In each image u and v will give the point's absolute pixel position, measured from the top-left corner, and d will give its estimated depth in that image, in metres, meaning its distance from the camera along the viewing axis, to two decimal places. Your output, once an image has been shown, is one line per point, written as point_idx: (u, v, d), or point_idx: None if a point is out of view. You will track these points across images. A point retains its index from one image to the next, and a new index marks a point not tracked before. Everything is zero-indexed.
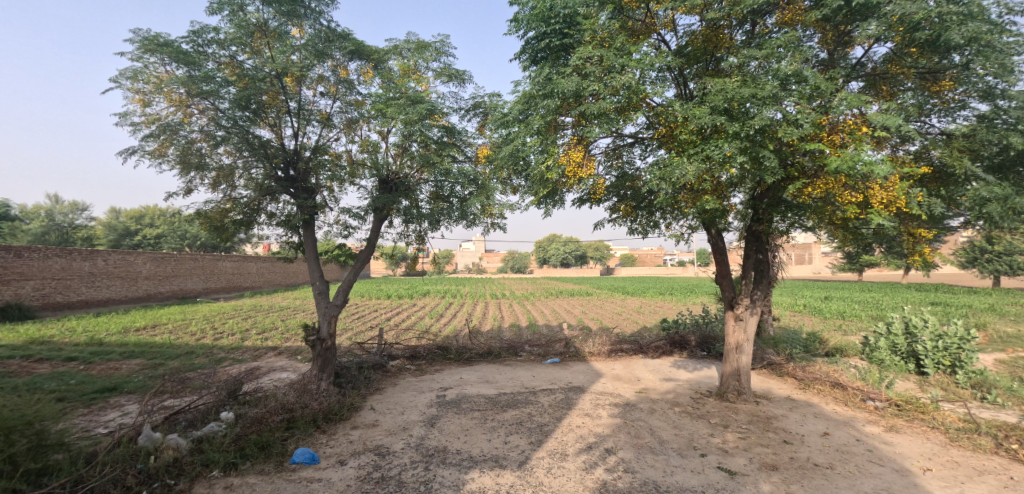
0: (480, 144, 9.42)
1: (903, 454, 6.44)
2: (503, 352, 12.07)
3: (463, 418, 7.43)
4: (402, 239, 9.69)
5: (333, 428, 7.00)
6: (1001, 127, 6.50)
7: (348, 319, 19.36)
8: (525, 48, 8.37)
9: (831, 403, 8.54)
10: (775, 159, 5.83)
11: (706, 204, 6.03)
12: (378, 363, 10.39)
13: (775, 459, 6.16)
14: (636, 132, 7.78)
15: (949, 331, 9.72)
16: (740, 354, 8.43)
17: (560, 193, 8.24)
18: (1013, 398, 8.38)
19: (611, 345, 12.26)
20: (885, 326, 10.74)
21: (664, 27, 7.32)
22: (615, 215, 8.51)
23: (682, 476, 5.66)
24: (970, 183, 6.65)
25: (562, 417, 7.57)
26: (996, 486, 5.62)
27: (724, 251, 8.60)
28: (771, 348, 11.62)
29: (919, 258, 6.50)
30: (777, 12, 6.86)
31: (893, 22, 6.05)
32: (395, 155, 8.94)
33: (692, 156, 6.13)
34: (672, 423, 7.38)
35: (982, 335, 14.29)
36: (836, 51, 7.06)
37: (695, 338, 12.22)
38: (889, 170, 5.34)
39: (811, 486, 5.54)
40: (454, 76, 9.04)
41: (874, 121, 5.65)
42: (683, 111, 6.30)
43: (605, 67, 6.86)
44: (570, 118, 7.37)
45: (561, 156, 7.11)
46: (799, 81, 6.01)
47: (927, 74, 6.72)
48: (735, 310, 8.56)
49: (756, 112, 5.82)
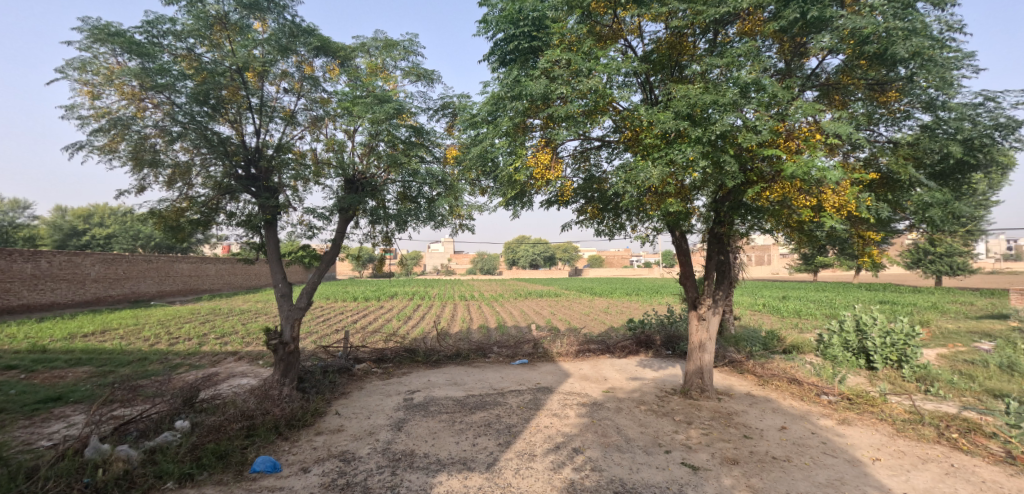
0: (448, 144, 9.38)
1: (854, 445, 6.75)
2: (471, 354, 12.03)
3: (431, 421, 7.37)
4: (369, 239, 9.54)
5: (296, 435, 6.82)
6: (943, 136, 6.87)
7: (313, 321, 19.35)
8: (494, 50, 8.36)
9: (789, 398, 8.87)
10: (735, 164, 6.01)
11: (669, 206, 6.20)
12: (343, 366, 10.19)
13: (736, 454, 6.35)
14: (604, 136, 7.91)
15: (896, 328, 10.24)
16: (703, 353, 8.65)
17: (528, 195, 8.30)
18: (952, 390, 8.91)
19: (579, 345, 12.41)
20: (838, 323, 11.23)
21: (631, 33, 7.49)
22: (583, 217, 8.62)
23: (647, 473, 5.77)
24: (914, 189, 7.04)
25: (530, 418, 7.60)
26: (937, 473, 5.96)
27: (687, 253, 8.82)
28: (732, 346, 11.98)
29: (869, 259, 6.87)
30: (738, 22, 7.11)
31: (844, 36, 6.34)
32: (361, 154, 8.78)
33: (657, 160, 6.23)
34: (638, 421, 7.51)
35: (925, 331, 15.15)
36: (793, 61, 7.37)
37: (661, 338, 12.48)
38: (841, 176, 5.57)
39: (770, 478, 5.74)
40: (423, 76, 8.97)
41: (827, 129, 5.89)
42: (648, 116, 6.45)
43: (572, 71, 6.92)
44: (539, 120, 7.43)
45: (529, 158, 7.16)
46: (758, 89, 6.19)
47: (876, 85, 7.09)
48: (698, 310, 8.78)
49: (718, 118, 5.97)
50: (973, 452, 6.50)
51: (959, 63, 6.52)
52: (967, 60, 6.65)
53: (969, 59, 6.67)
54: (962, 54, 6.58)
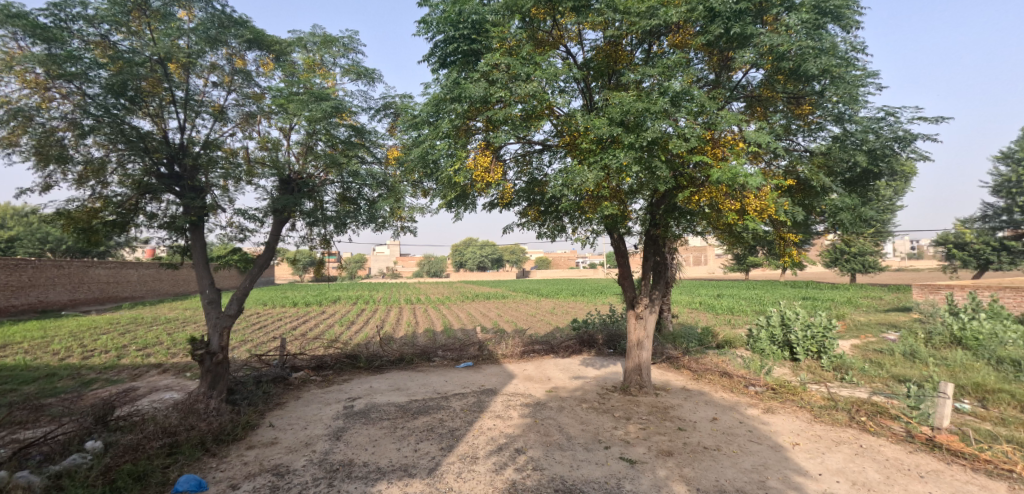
0: (390, 145, 9.24)
1: (777, 432, 7.23)
2: (415, 358, 11.86)
3: (372, 428, 7.20)
4: (305, 243, 9.18)
5: (225, 450, 6.47)
6: (850, 147, 7.47)
7: (247, 328, 18.37)
8: (434, 51, 8.20)
9: (720, 390, 9.37)
10: (667, 169, 6.29)
11: (605, 209, 6.43)
12: (278, 376, 9.77)
13: (671, 446, 6.63)
14: (544, 140, 8.06)
15: (816, 322, 11.07)
16: (641, 351, 8.96)
17: (470, 197, 8.30)
18: (863, 378, 9.69)
19: (524, 346, 12.52)
20: (766, 319, 11.97)
21: (572, 40, 7.72)
22: (524, 219, 8.72)
23: (587, 469, 5.92)
24: (827, 194, 7.62)
25: (473, 420, 7.59)
26: (848, 453, 6.48)
27: (625, 254, 9.12)
28: (669, 343, 12.49)
29: (789, 258, 7.38)
30: (670, 34, 7.48)
31: (764, 52, 6.79)
32: (298, 154, 8.45)
33: (592, 164, 6.43)
34: (579, 419, 7.68)
35: (840, 325, 16.46)
36: (722, 72, 7.80)
37: (603, 337, 12.80)
38: (762, 182, 5.92)
39: (701, 467, 6.03)
40: (363, 75, 8.78)
41: (749, 138, 6.27)
42: (584, 121, 6.65)
43: (512, 75, 7.00)
44: (479, 123, 7.46)
45: (469, 161, 7.17)
46: (688, 98, 6.48)
47: (793, 98, 7.66)
48: (636, 309, 9.09)
49: (650, 126, 6.19)
50: (879, 432, 7.13)
51: (864, 80, 7.12)
52: (870, 78, 7.27)
53: (872, 77, 7.29)
54: (866, 72, 7.19)
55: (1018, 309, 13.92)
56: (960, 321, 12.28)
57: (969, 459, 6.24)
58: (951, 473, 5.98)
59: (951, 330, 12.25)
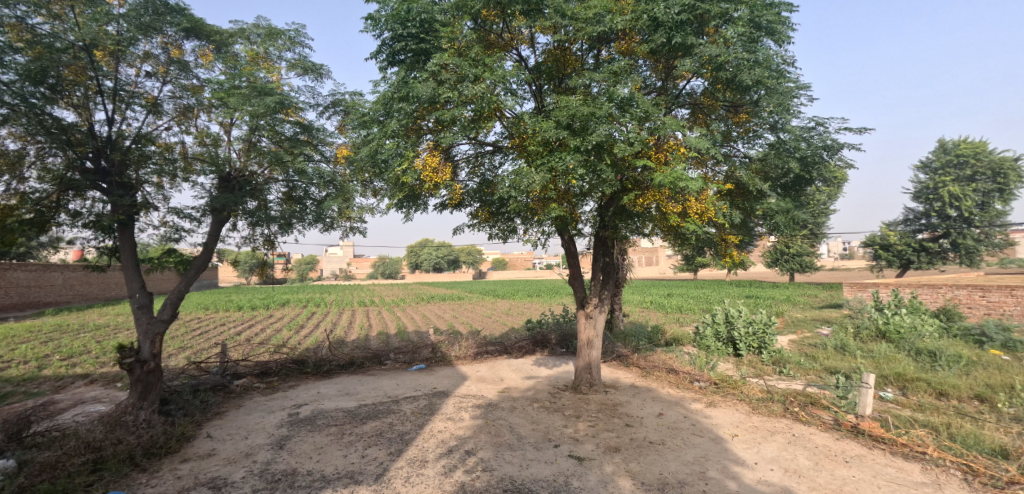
0: (339, 144, 9.00)
1: (718, 424, 7.55)
2: (366, 362, 11.62)
3: (318, 435, 7.00)
4: (248, 243, 8.81)
5: (157, 464, 6.13)
6: (784, 153, 7.92)
7: (187, 334, 17.43)
8: (383, 49, 8.04)
9: (667, 387, 9.70)
10: (612, 172, 6.45)
11: (552, 210, 6.56)
12: (218, 384, 9.32)
13: (618, 442, 6.80)
14: (495, 141, 8.09)
15: (756, 319, 11.66)
16: (591, 349, 9.13)
17: (422, 198, 8.22)
18: (799, 371, 10.26)
19: (477, 347, 12.51)
20: (711, 316, 12.50)
21: (523, 42, 7.82)
22: (475, 221, 8.73)
23: (536, 468, 5.98)
24: (764, 198, 8.03)
25: (424, 423, 7.51)
26: (782, 442, 6.85)
27: (576, 255, 9.27)
28: (620, 342, 12.82)
29: (730, 258, 7.73)
30: (617, 41, 7.74)
31: (704, 61, 7.10)
32: (240, 151, 8.09)
33: (539, 166, 6.53)
34: (530, 419, 7.75)
35: (779, 321, 17.36)
36: (667, 80, 8.06)
37: (555, 337, 12.98)
38: (700, 186, 6.17)
39: (646, 461, 6.22)
40: (311, 70, 8.53)
41: (689, 144, 6.51)
42: (532, 124, 6.73)
43: (461, 75, 6.99)
44: (430, 122, 7.41)
45: (418, 161, 7.09)
46: (633, 104, 6.69)
47: (732, 106, 8.02)
48: (585, 308, 9.24)
49: (595, 129, 6.34)
50: (810, 422, 7.58)
51: (795, 92, 7.57)
52: (802, 90, 7.73)
53: (804, 89, 7.74)
54: (798, 85, 7.64)
55: (935, 304, 15.12)
56: (884, 316, 13.23)
57: (888, 443, 6.72)
58: (872, 457, 6.43)
59: (876, 324, 13.17)
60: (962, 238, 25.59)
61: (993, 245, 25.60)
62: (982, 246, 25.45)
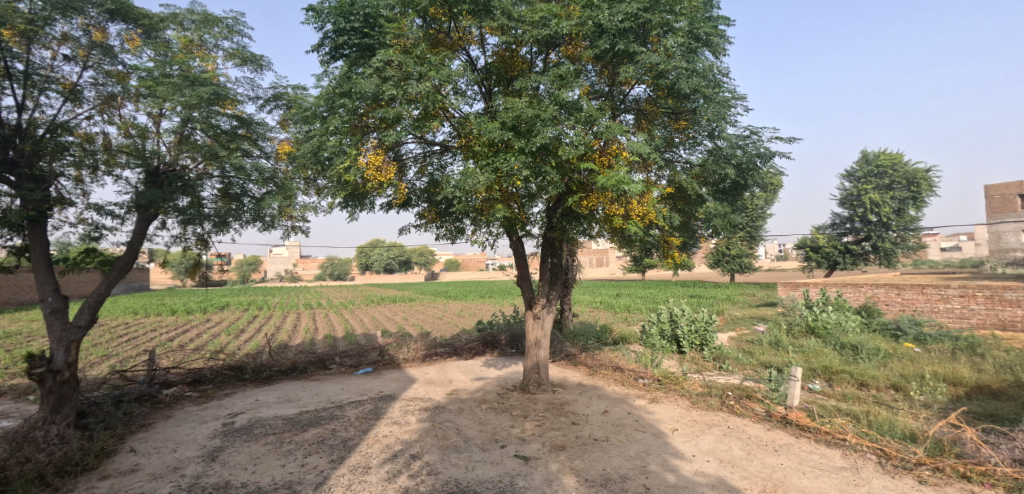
0: (281, 140, 8.66)
1: (660, 419, 7.81)
2: (310, 367, 11.22)
3: (254, 445, 6.69)
4: (178, 242, 8.30)
5: (71, 483, 5.67)
6: (722, 160, 8.30)
7: (112, 341, 16.24)
8: (325, 42, 7.81)
9: (612, 384, 9.94)
10: (556, 174, 6.55)
11: (497, 211, 6.58)
12: (144, 394, 8.73)
13: (564, 440, 6.90)
14: (444, 140, 8.04)
15: (698, 317, 12.15)
16: (539, 350, 9.21)
17: (367, 197, 8.05)
18: (737, 366, 10.76)
19: (426, 349, 12.36)
20: (656, 315, 12.91)
21: (472, 43, 7.81)
22: (422, 221, 8.63)
23: (482, 469, 5.97)
24: (703, 202, 8.38)
25: (368, 428, 7.34)
26: (718, 434, 7.17)
27: (524, 256, 9.33)
28: (569, 341, 13.01)
29: (672, 259, 7.92)
30: (564, 46, 7.89)
31: (646, 69, 7.35)
32: (170, 144, 7.61)
33: (485, 167, 6.55)
34: (478, 420, 7.73)
35: (720, 320, 18.17)
36: (613, 86, 8.25)
37: (505, 337, 13.02)
38: (641, 189, 6.37)
39: (590, 458, 6.35)
40: (250, 60, 8.16)
41: (631, 148, 6.70)
42: (478, 124, 6.74)
43: (406, 73, 6.90)
44: (375, 120, 7.27)
45: (362, 159, 6.94)
46: (577, 108, 6.82)
47: (673, 114, 8.31)
48: (533, 309, 9.30)
49: (539, 131, 6.43)
50: (744, 414, 7.99)
51: (732, 102, 7.95)
52: (738, 100, 8.13)
53: (740, 100, 8.15)
54: (734, 95, 8.02)
55: (857, 302, 16.26)
56: (813, 313, 14.12)
57: (813, 431, 7.17)
58: (799, 445, 6.84)
59: (806, 321, 14.03)
60: (882, 241, 27.69)
61: (908, 248, 27.88)
62: (898, 248, 27.65)
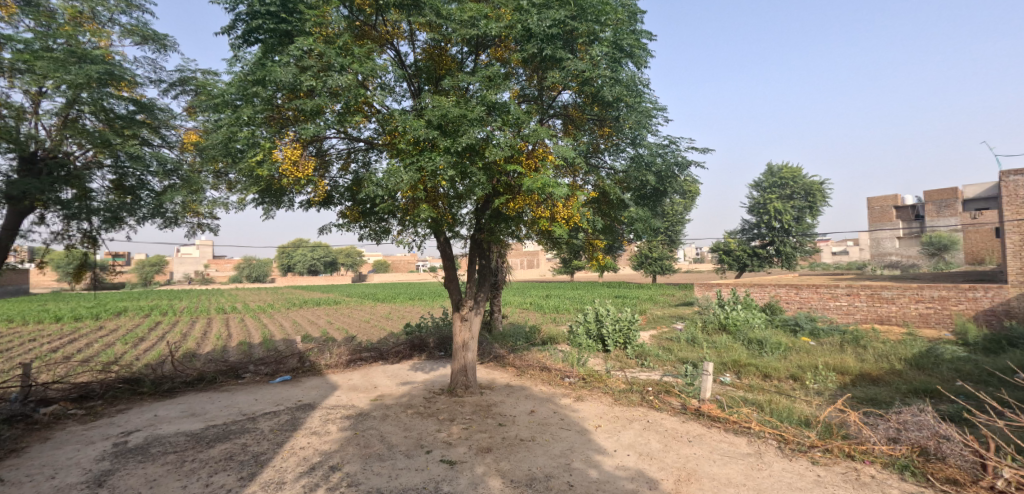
0: (188, 129, 8.02)
1: (585, 417, 8.01)
2: (220, 376, 10.42)
3: (150, 466, 6.09)
4: (59, 240, 7.41)
5: None
6: (643, 167, 8.69)
7: None
8: (239, 25, 7.30)
9: (539, 384, 10.08)
10: (481, 175, 6.54)
11: (422, 210, 6.46)
12: (16, 414, 7.69)
13: (490, 442, 6.89)
14: (368, 137, 7.78)
15: (623, 317, 12.63)
16: (466, 352, 9.13)
17: (285, 194, 7.62)
18: (656, 363, 11.29)
19: (350, 354, 11.90)
20: (582, 315, 13.26)
21: (399, 38, 7.64)
22: (344, 221, 8.30)
23: (406, 477, 5.82)
24: (626, 207, 8.72)
25: (284, 441, 6.92)
26: (638, 429, 7.47)
27: (451, 257, 9.23)
28: (498, 342, 13.04)
29: (597, 261, 8.15)
30: (493, 47, 7.91)
31: (572, 75, 7.54)
32: (52, 127, 6.78)
33: (409, 165, 6.43)
34: (403, 426, 7.53)
35: (642, 319, 19.01)
36: (541, 90, 8.36)
37: (434, 340, 12.80)
38: (565, 192, 6.51)
39: (516, 459, 6.38)
40: (152, 39, 7.48)
41: (555, 152, 6.81)
42: (403, 121, 6.58)
43: (326, 63, 6.61)
44: (293, 111, 6.90)
45: (278, 153, 6.55)
46: (504, 109, 6.85)
47: (598, 121, 8.57)
48: (461, 311, 9.20)
49: (465, 131, 6.40)
50: (662, 408, 8.40)
51: (652, 113, 8.35)
52: (659, 111, 8.55)
53: (660, 110, 8.58)
54: (655, 106, 8.43)
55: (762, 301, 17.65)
56: (725, 312, 15.15)
57: (723, 421, 7.66)
58: (710, 435, 7.28)
59: (719, 318, 15.02)
60: (783, 246, 30.23)
61: (805, 252, 30.63)
62: (797, 252, 30.30)
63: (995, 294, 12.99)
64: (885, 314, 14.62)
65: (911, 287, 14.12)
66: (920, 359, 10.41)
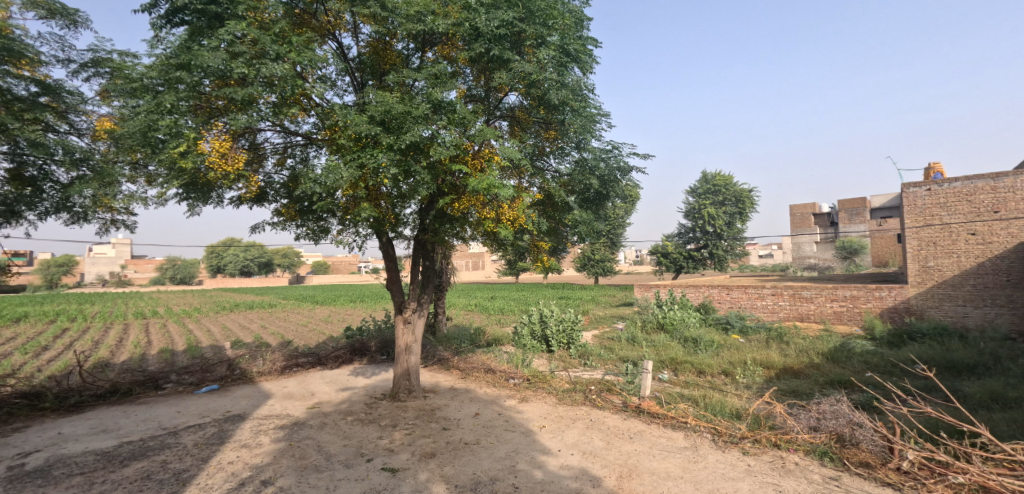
0: (102, 115, 7.35)
1: (529, 418, 8.02)
2: (138, 387, 9.61)
3: (52, 490, 5.49)
4: None
5: None
6: (587, 171, 8.85)
7: None
8: (163, 5, 6.75)
9: (484, 386, 10.01)
10: (425, 174, 6.40)
11: (362, 209, 6.25)
12: None
13: (434, 447, 6.75)
14: (307, 132, 7.43)
15: (566, 318, 12.81)
16: (409, 355, 8.91)
17: (213, 189, 7.14)
18: (598, 362, 11.51)
19: (285, 360, 11.33)
20: (527, 316, 13.33)
21: (341, 29, 7.33)
22: (279, 219, 7.89)
23: (345, 488, 5.58)
24: (571, 210, 8.83)
25: (210, 456, 6.46)
26: (581, 428, 7.56)
27: (395, 258, 8.98)
28: (442, 345, 12.85)
29: (541, 263, 8.21)
30: (440, 44, 7.77)
31: (520, 77, 7.54)
32: None
33: (349, 162, 6.21)
34: (342, 434, 7.24)
35: (585, 319, 19.38)
36: (489, 91, 8.26)
37: (376, 344, 12.42)
38: (511, 194, 6.49)
39: (460, 463, 6.28)
40: (59, 14, 6.78)
41: (502, 153, 6.78)
42: (344, 116, 6.34)
43: (260, 51, 6.24)
44: (222, 100, 6.48)
45: (205, 145, 6.13)
46: (450, 108, 6.74)
47: (544, 124, 8.62)
48: (404, 313, 8.97)
49: (409, 129, 6.24)
50: (604, 407, 8.56)
51: (597, 118, 8.50)
52: (603, 116, 8.72)
53: (605, 116, 8.76)
54: (600, 111, 8.59)
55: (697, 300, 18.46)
56: (663, 312, 15.72)
57: (662, 417, 7.91)
58: (650, 431, 7.49)
59: (657, 318, 15.56)
60: (716, 249, 31.80)
61: (735, 255, 32.32)
62: (728, 255, 31.91)
63: (898, 293, 14.23)
64: (806, 312, 15.68)
65: (827, 287, 15.27)
66: (837, 354, 11.25)
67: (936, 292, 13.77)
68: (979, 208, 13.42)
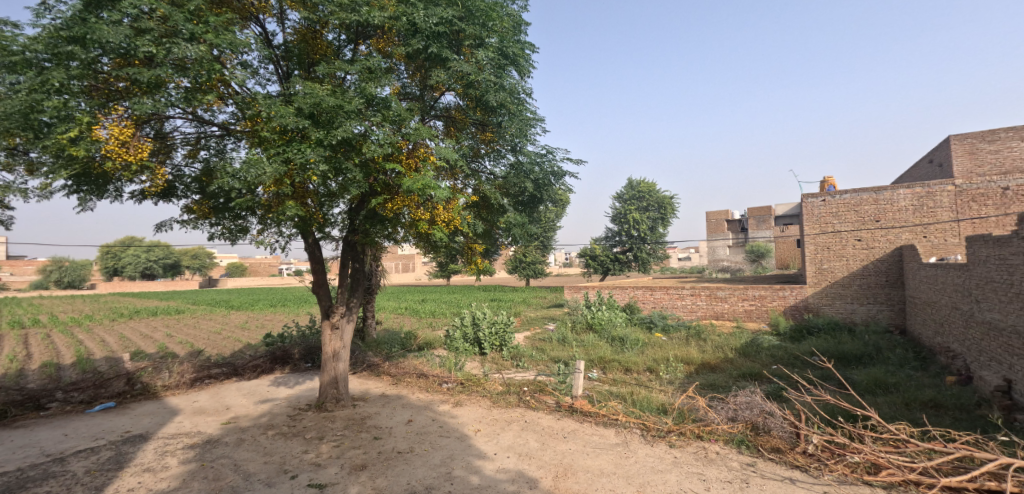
0: None
1: (464, 422, 7.86)
2: (14, 408, 8.38)
3: None
4: None
5: None
6: (522, 174, 8.86)
7: None
8: None
9: (416, 392, 9.71)
10: (357, 172, 6.08)
11: (287, 207, 5.84)
12: None
13: (365, 458, 6.41)
14: (223, 122, 6.83)
15: (498, 320, 12.76)
16: (337, 362, 8.45)
17: (110, 181, 6.37)
18: (531, 363, 11.56)
19: (195, 372, 10.36)
20: (460, 319, 13.13)
21: (265, 12, 6.80)
22: (190, 216, 7.20)
23: None
24: (505, 212, 8.80)
25: (105, 483, 5.72)
26: (517, 430, 7.51)
27: (321, 260, 8.48)
28: (370, 350, 12.35)
29: (475, 265, 8.11)
30: (374, 37, 7.44)
31: (457, 76, 7.39)
32: None
33: (273, 156, 5.79)
34: (262, 450, 6.69)
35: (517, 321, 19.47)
36: (425, 89, 8.02)
37: (299, 351, 11.71)
38: (447, 194, 6.33)
39: (393, 474, 6.00)
40: None
41: (438, 153, 6.60)
42: (267, 106, 5.88)
43: (172, 29, 5.64)
44: (124, 81, 5.79)
45: (101, 131, 5.45)
46: (385, 103, 6.46)
47: (481, 125, 8.52)
48: (331, 318, 8.49)
49: (340, 124, 5.90)
50: (538, 408, 8.57)
51: (532, 122, 8.53)
52: (538, 121, 8.77)
53: (540, 121, 8.82)
54: (535, 116, 8.63)
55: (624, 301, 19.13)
56: (592, 313, 16.11)
57: (595, 416, 8.04)
58: (583, 430, 7.59)
59: (587, 319, 15.92)
60: (640, 252, 33.19)
61: (658, 257, 33.90)
62: (651, 257, 33.42)
63: (799, 293, 15.55)
64: (721, 311, 16.72)
65: (739, 287, 16.44)
66: (750, 349, 12.05)
67: (830, 291, 15.14)
68: (863, 218, 14.82)
